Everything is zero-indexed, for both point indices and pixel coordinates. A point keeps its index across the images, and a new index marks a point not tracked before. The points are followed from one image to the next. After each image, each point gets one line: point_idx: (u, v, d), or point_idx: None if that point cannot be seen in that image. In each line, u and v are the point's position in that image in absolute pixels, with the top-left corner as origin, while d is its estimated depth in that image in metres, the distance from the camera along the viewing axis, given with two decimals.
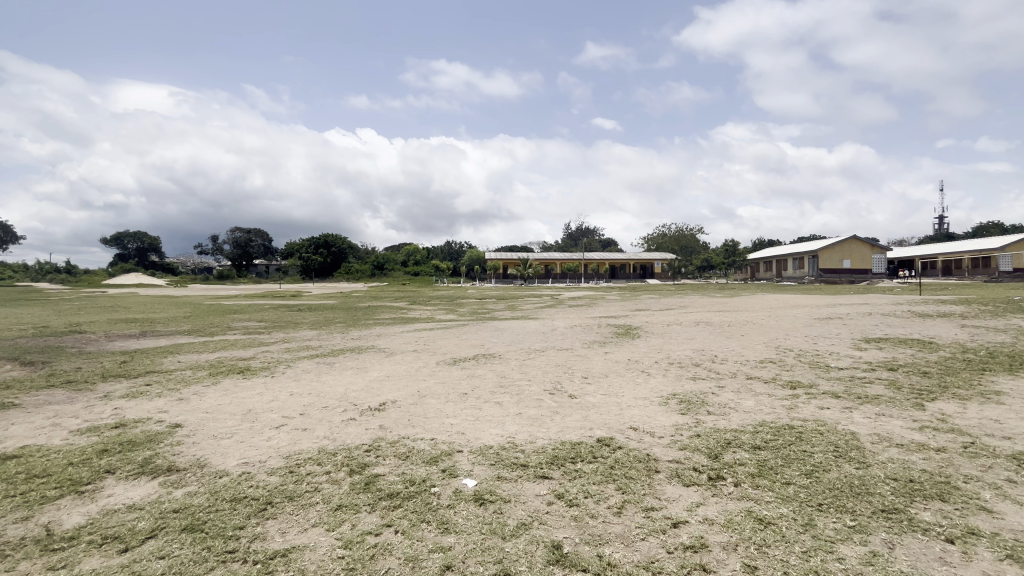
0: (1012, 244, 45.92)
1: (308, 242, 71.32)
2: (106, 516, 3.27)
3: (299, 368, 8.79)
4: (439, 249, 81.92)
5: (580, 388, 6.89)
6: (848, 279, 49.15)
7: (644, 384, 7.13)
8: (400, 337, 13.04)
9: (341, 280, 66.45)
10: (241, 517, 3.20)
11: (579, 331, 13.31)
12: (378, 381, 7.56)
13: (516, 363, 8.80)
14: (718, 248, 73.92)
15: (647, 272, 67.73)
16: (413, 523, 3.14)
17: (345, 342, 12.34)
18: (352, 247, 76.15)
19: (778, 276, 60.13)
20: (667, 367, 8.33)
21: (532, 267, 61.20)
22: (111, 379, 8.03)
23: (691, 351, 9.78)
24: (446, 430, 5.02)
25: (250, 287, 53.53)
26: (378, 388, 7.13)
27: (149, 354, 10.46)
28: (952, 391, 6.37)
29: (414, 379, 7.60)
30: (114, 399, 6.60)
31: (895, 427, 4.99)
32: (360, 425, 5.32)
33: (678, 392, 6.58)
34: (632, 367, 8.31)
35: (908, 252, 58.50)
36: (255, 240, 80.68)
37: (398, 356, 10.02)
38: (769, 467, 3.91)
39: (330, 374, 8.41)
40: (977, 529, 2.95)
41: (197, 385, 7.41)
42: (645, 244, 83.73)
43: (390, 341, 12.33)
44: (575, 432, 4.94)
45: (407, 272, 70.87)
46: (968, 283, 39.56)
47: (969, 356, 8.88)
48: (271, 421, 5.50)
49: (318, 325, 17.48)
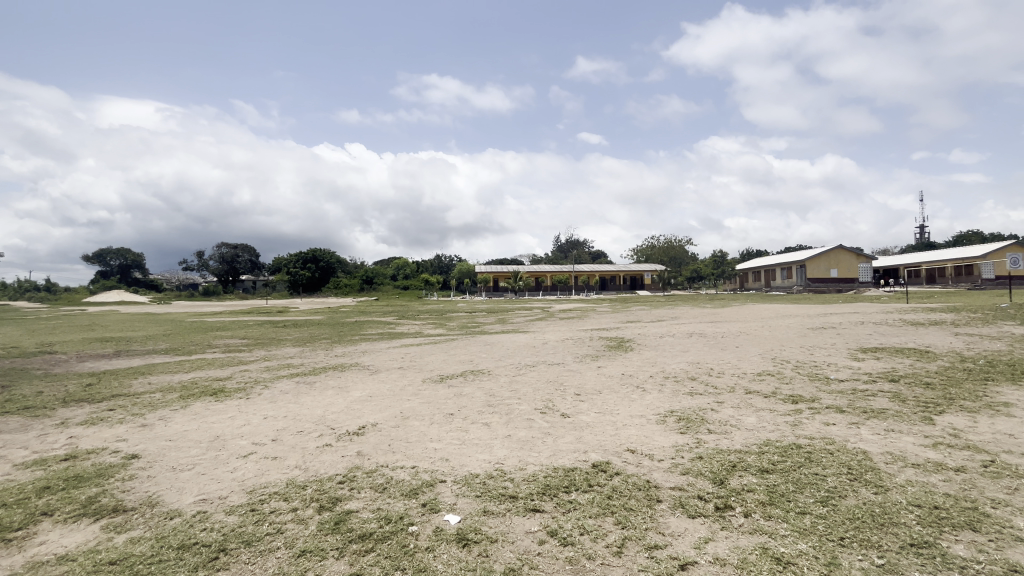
0: (991, 251, 46.79)
1: (296, 257, 70.58)
2: (30, 570, 2.84)
3: (277, 389, 8.33)
4: (429, 262, 81.44)
5: (573, 406, 6.52)
6: (836, 288, 49.69)
7: (640, 400, 6.81)
8: (385, 354, 12.54)
9: (329, 295, 65.64)
10: (188, 570, 2.78)
11: (570, 345, 12.92)
12: (360, 402, 7.15)
13: (505, 380, 8.42)
14: (707, 258, 74.54)
15: (637, 283, 67.88)
16: (386, 572, 2.75)
17: (329, 359, 11.88)
18: (340, 262, 75.56)
19: (767, 285, 60.64)
20: (662, 382, 8.00)
21: (522, 280, 61.03)
22: (73, 404, 7.51)
23: (686, 365, 9.44)
24: (429, 457, 4.63)
25: (235, 303, 52.55)
26: (359, 409, 6.71)
27: (119, 376, 9.93)
28: (959, 404, 6.10)
29: (397, 399, 7.20)
30: (71, 427, 6.11)
31: (907, 444, 4.70)
32: (336, 451, 4.91)
33: (676, 409, 6.25)
34: (626, 383, 7.97)
35: (893, 262, 59.45)
36: (242, 256, 79.69)
37: (382, 374, 9.58)
38: (781, 494, 3.57)
39: (309, 394, 7.96)
40: (1017, 565, 2.64)
41: (164, 409, 6.90)
42: (634, 256, 83.94)
43: (374, 357, 11.82)
44: (568, 456, 4.58)
45: (396, 285, 70.24)
46: (952, 291, 40.17)
47: (969, 365, 8.68)
48: (239, 449, 5.07)
49: (302, 341, 16.93)
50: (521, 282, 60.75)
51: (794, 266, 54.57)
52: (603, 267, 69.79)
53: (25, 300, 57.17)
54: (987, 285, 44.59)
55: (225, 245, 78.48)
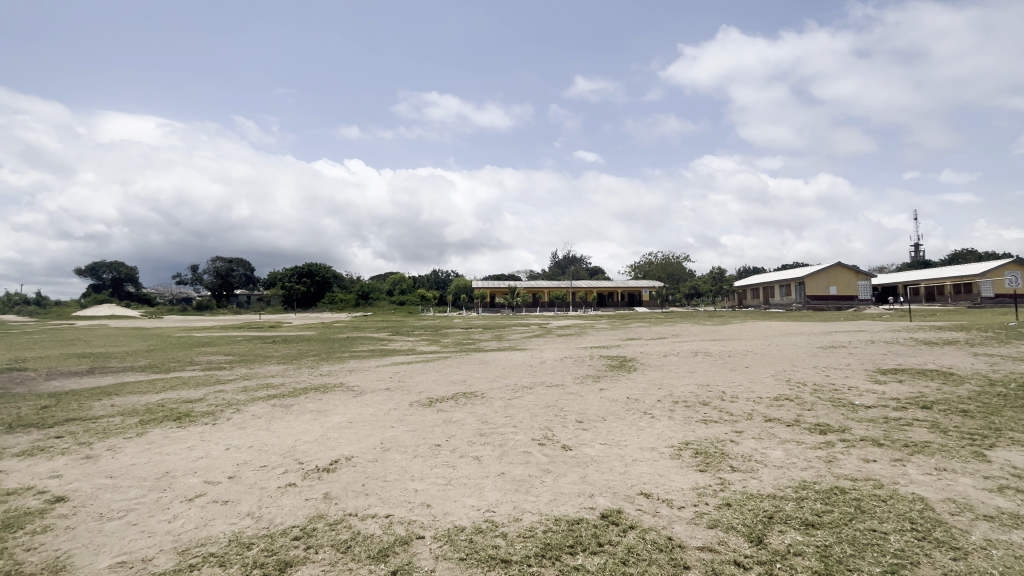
0: (990, 269, 46.52)
1: (291, 271, 69.89)
2: None
3: (250, 413, 7.59)
4: (426, 277, 80.81)
5: (574, 436, 5.82)
6: (836, 306, 49.22)
7: (649, 429, 6.11)
8: (372, 373, 11.79)
9: (324, 311, 64.79)
10: None
11: (570, 365, 12.21)
12: (337, 430, 6.43)
13: (500, 404, 7.71)
14: (705, 275, 74.27)
15: (635, 300, 67.43)
16: None
17: (312, 378, 11.12)
18: (336, 277, 74.87)
19: (766, 302, 60.19)
20: (672, 408, 7.29)
21: (519, 296, 60.40)
22: (18, 429, 6.76)
23: (695, 388, 8.75)
24: (408, 504, 3.92)
25: (226, 318, 51.58)
26: (335, 439, 5.98)
27: (82, 397, 9.15)
28: (1010, 437, 5.41)
29: (379, 427, 6.48)
30: (3, 460, 5.37)
31: (968, 489, 4.01)
32: (299, 493, 4.20)
33: (690, 440, 5.55)
34: (632, 408, 7.26)
35: (891, 279, 59.17)
36: (237, 270, 78.95)
37: (366, 396, 8.85)
38: (837, 561, 2.89)
39: (284, 420, 7.22)
40: None
41: (116, 438, 6.15)
42: (632, 272, 83.62)
43: (361, 377, 11.07)
44: (571, 502, 3.89)
45: (392, 301, 69.48)
46: (952, 309, 39.74)
47: (1001, 390, 8.00)
48: (187, 489, 4.35)
49: (288, 359, 16.14)
50: (518, 298, 60.13)
51: (793, 282, 54.20)
52: (601, 283, 69.27)
53: (13, 314, 56.21)
54: (987, 303, 44.17)
55: (220, 259, 77.81)
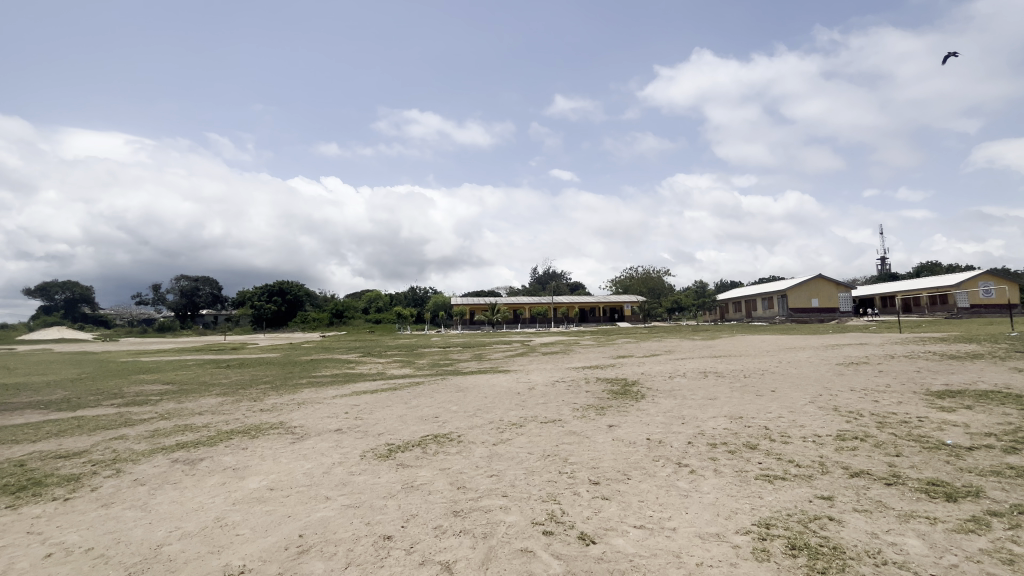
0: (965, 280, 46.75)
1: (261, 290, 66.62)
2: None
3: (134, 476, 5.45)
4: (403, 295, 78.10)
5: (594, 515, 3.93)
6: (819, 318, 48.75)
7: (700, 498, 4.25)
8: (326, 407, 9.66)
9: (294, 331, 61.60)
10: None
11: (564, 391, 10.28)
12: (244, 508, 4.39)
13: (481, 454, 5.77)
14: (687, 290, 73.75)
15: (618, 315, 66.34)
16: None
17: (247, 416, 8.93)
18: (309, 295, 71.84)
19: (747, 316, 59.73)
20: (715, 456, 5.44)
21: (501, 312, 58.56)
22: None
23: (727, 422, 6.93)
24: None
25: (185, 341, 48.06)
26: (233, 526, 3.96)
27: None
28: None
29: (307, 502, 4.47)
30: None
31: None
32: None
33: (770, 520, 3.71)
34: (662, 459, 5.39)
35: (870, 291, 59.37)
36: (204, 289, 75.19)
37: (308, 442, 6.79)
38: None
39: (177, 487, 5.13)
40: None
41: None
42: (613, 287, 82.72)
43: (309, 414, 8.91)
44: None
45: (368, 319, 66.62)
46: (932, 320, 39.47)
47: None
48: None
49: (232, 388, 13.83)
50: (499, 314, 58.24)
51: (775, 295, 53.84)
52: (584, 298, 67.88)
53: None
54: (964, 314, 44.20)
55: (185, 278, 74.10)
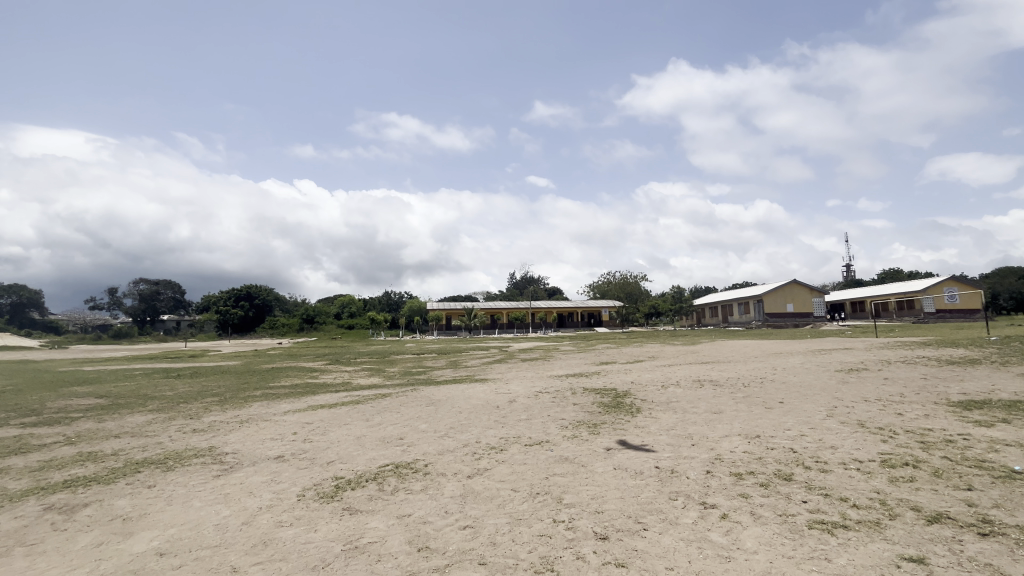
0: (931, 285, 47.84)
1: (227, 294, 63.57)
2: None
3: None
4: (377, 299, 75.78)
5: None
6: (794, 323, 49.02)
7: (749, 563, 3.12)
8: (273, 426, 8.23)
9: (261, 337, 58.82)
10: None
11: (548, 405, 9.09)
12: None
13: (453, 493, 4.52)
14: (664, 295, 73.90)
15: (597, 320, 65.75)
16: None
17: (172, 439, 7.43)
18: (279, 300, 69.01)
19: (724, 320, 59.87)
20: (746, 492, 4.33)
21: (478, 317, 57.19)
22: None
23: (745, 444, 5.86)
24: None
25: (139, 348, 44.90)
26: None
27: None
28: None
29: None
30: None
31: None
32: None
33: None
34: (682, 499, 4.24)
35: (841, 296, 60.32)
36: (165, 294, 71.48)
37: (235, 476, 5.41)
38: None
39: (29, 554, 3.70)
40: None
41: None
42: (591, 293, 82.27)
43: (249, 437, 7.47)
44: None
45: (339, 325, 64.23)
46: (903, 324, 39.98)
47: None
48: None
49: (171, 402, 12.13)
50: (476, 319, 56.82)
51: (752, 300, 54.15)
52: (562, 304, 67.04)
53: None
54: (931, 318, 45.03)
55: (144, 281, 70.30)
